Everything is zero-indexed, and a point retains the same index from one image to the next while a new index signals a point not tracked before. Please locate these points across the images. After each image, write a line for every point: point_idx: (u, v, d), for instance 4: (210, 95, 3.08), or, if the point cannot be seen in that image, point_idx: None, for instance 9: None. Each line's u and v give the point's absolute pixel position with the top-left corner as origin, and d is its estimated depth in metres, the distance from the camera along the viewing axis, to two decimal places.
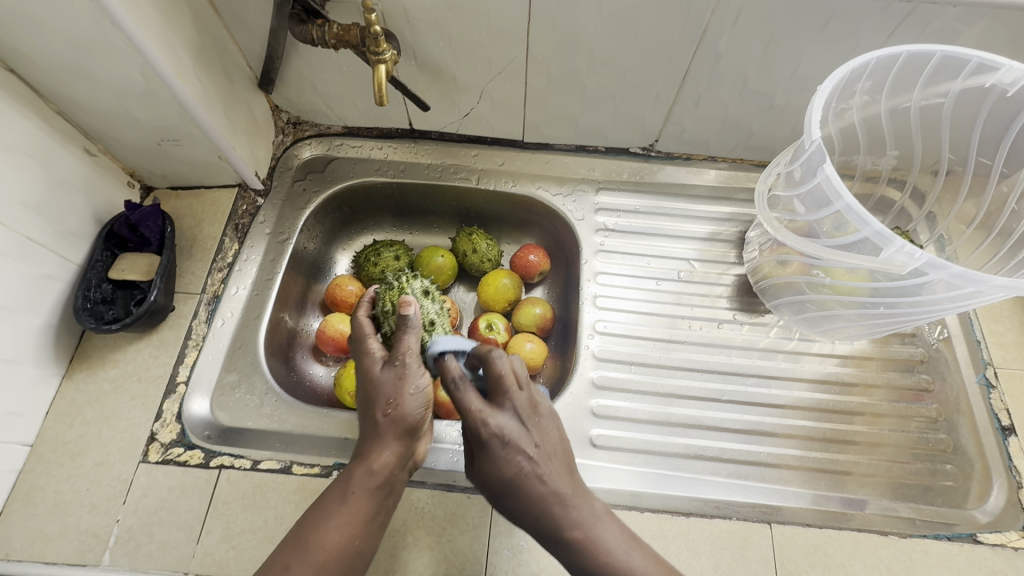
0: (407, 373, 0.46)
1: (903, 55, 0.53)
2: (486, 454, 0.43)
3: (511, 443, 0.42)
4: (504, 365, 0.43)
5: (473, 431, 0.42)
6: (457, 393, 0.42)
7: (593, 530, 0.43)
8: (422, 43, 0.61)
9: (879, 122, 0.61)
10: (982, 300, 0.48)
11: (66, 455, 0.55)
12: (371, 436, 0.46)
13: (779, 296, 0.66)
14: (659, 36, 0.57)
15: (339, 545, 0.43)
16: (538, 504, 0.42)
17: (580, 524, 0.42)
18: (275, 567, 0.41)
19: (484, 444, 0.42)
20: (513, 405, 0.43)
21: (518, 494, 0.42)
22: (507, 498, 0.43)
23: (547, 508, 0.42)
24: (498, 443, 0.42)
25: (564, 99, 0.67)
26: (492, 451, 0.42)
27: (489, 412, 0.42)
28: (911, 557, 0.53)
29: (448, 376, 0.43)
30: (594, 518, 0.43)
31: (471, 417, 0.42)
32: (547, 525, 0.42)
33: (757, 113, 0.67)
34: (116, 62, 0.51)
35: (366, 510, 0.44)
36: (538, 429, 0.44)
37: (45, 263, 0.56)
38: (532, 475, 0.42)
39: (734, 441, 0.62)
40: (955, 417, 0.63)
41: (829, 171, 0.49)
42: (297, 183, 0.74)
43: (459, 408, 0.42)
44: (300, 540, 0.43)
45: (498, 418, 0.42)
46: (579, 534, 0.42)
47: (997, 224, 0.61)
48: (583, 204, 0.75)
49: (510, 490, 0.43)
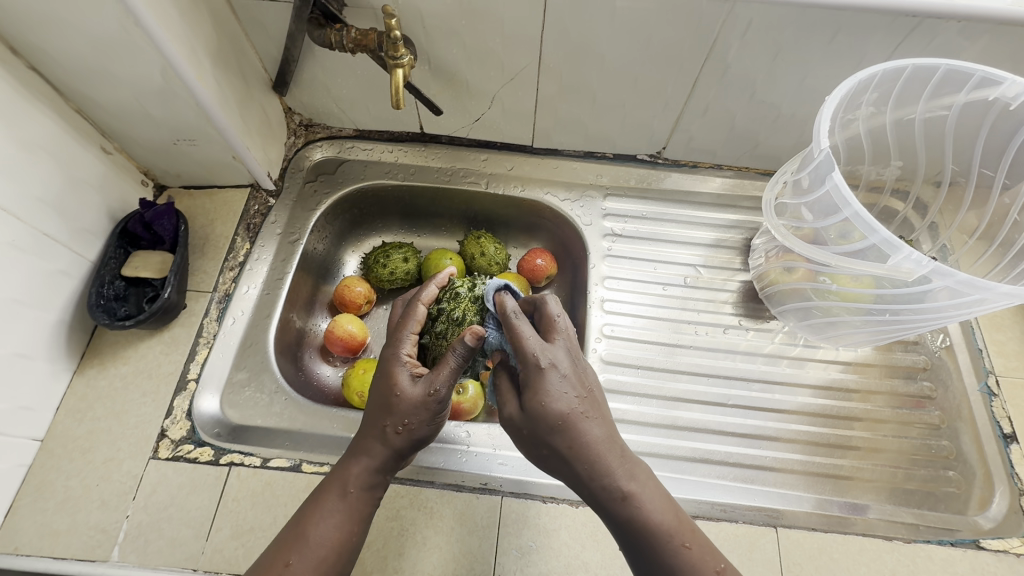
0: (437, 397, 0.45)
1: (909, 67, 0.54)
2: (539, 388, 0.41)
3: (567, 376, 0.42)
4: (554, 306, 0.46)
5: (527, 360, 0.42)
6: (514, 322, 0.43)
7: (643, 485, 0.42)
8: (436, 49, 0.62)
9: (883, 133, 0.62)
10: (986, 308, 0.49)
11: (76, 450, 0.56)
12: (373, 442, 0.46)
13: (785, 302, 0.66)
14: (669, 46, 0.58)
15: (337, 542, 0.44)
16: (592, 449, 0.41)
17: (634, 477, 0.42)
18: (277, 566, 0.42)
19: (538, 375, 0.42)
20: (565, 342, 0.44)
21: (572, 434, 0.41)
22: (557, 440, 0.41)
23: (602, 455, 0.41)
24: (555, 372, 0.42)
25: (574, 106, 0.68)
26: (551, 383, 0.41)
27: (544, 345, 0.43)
28: (915, 563, 0.53)
29: (505, 310, 0.44)
30: (642, 474, 0.43)
31: (528, 343, 0.42)
32: (601, 474, 0.41)
33: (763, 122, 0.68)
34: (137, 63, 0.52)
35: (360, 509, 0.46)
36: (587, 373, 0.44)
37: (59, 259, 0.56)
38: (586, 416, 0.42)
39: (738, 445, 0.62)
40: (957, 424, 0.64)
41: (838, 180, 0.50)
42: (308, 184, 0.75)
43: (513, 337, 0.43)
44: (299, 536, 0.44)
45: (555, 352, 0.43)
46: (631, 487, 0.42)
47: (999, 234, 0.62)
48: (591, 209, 0.76)
49: (564, 430, 0.41)
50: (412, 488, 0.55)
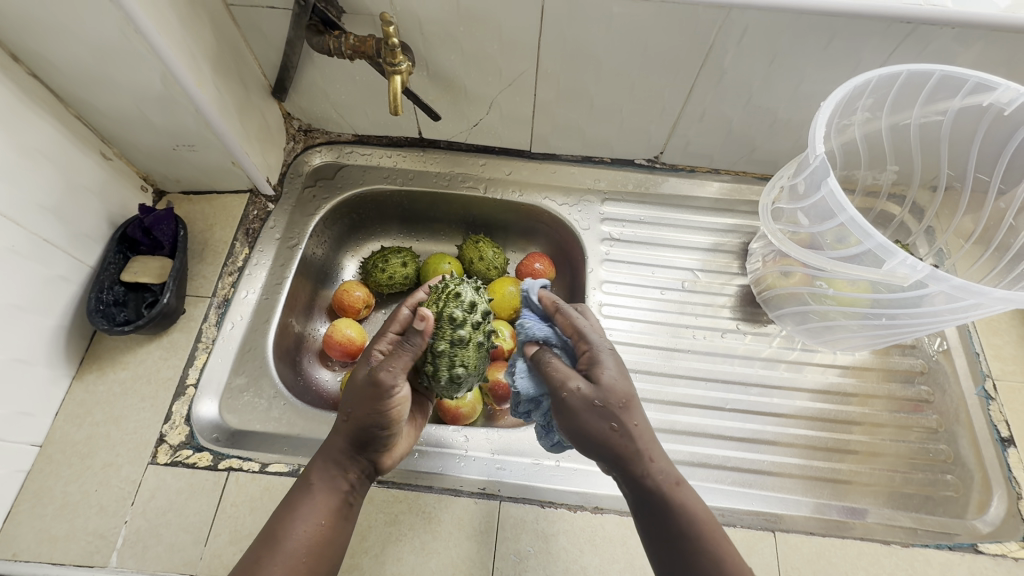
0: (386, 390, 0.46)
1: (904, 73, 0.55)
2: (609, 365, 0.47)
3: (621, 365, 0.49)
4: (591, 309, 0.55)
5: (598, 342, 0.49)
6: (576, 312, 0.51)
7: (681, 478, 0.46)
8: (434, 55, 0.62)
9: (879, 138, 0.63)
10: (981, 312, 0.49)
11: (75, 455, 0.56)
12: (336, 438, 0.49)
13: (782, 307, 0.67)
14: (665, 52, 0.59)
15: (306, 536, 0.45)
16: (651, 428, 0.46)
17: (676, 466, 0.46)
18: (247, 563, 0.44)
19: (608, 356, 0.48)
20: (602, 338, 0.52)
21: (636, 410, 0.46)
22: (629, 415, 0.45)
23: (655, 439, 0.46)
24: (612, 354, 0.48)
25: (571, 111, 0.69)
26: (611, 361, 0.47)
27: (599, 334, 0.50)
28: (913, 566, 0.53)
29: (558, 303, 0.53)
30: (675, 470, 0.47)
31: (594, 327, 0.50)
32: (656, 455, 0.45)
33: (760, 127, 0.68)
34: (137, 70, 0.52)
35: (329, 502, 0.47)
36: None
37: (59, 264, 0.57)
38: (639, 403, 0.47)
39: (737, 449, 0.62)
40: (955, 428, 0.64)
41: (833, 185, 0.50)
42: (307, 189, 0.75)
43: (579, 322, 0.50)
44: (270, 535, 0.45)
45: (608, 343, 0.50)
46: (678, 475, 0.46)
47: (995, 238, 0.63)
48: (589, 213, 0.76)
49: (631, 407, 0.45)
50: (410, 492, 0.55)
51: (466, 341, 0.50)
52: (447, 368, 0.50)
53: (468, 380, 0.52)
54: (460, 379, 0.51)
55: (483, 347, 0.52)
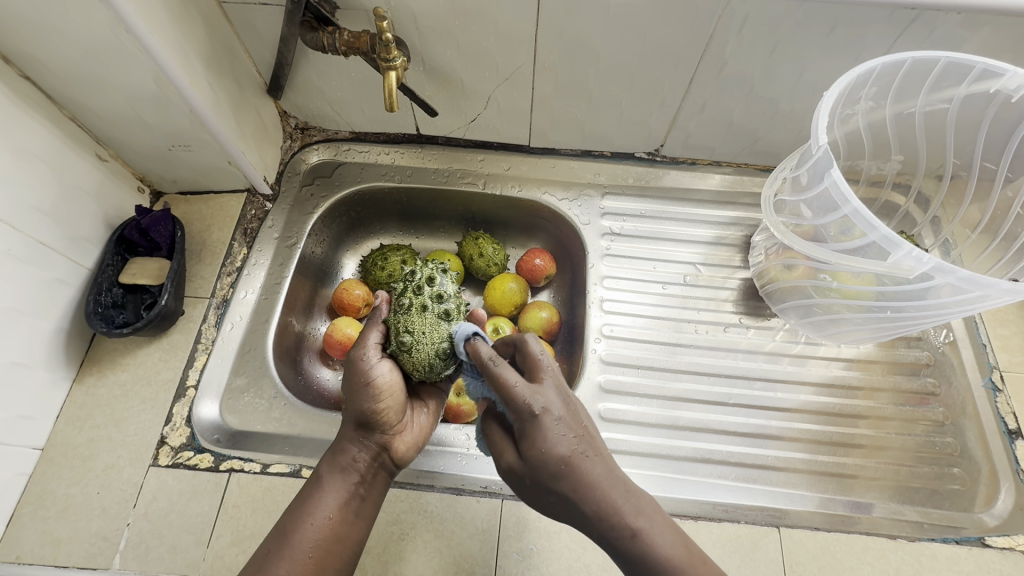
0: (360, 362, 0.49)
1: (908, 61, 0.54)
2: (535, 435, 0.41)
3: (561, 420, 0.42)
4: (535, 345, 0.46)
5: (519, 409, 0.42)
6: (496, 368, 0.43)
7: (652, 521, 0.42)
8: (430, 49, 0.61)
9: (883, 128, 0.62)
10: (988, 304, 0.48)
11: (76, 458, 0.56)
12: (345, 430, 0.50)
13: (785, 300, 0.66)
14: (664, 43, 0.58)
15: (314, 531, 0.45)
16: (597, 487, 0.41)
17: (641, 513, 0.42)
18: (259, 556, 0.44)
19: (533, 422, 0.41)
20: (554, 380, 0.44)
21: (576, 477, 0.41)
22: (563, 485, 0.41)
23: (607, 495, 0.41)
24: (549, 417, 0.41)
25: (570, 105, 0.68)
26: (544, 428, 0.41)
27: (532, 388, 0.42)
28: (919, 561, 0.53)
29: (481, 357, 0.44)
30: (649, 509, 0.43)
31: (519, 391, 0.41)
32: (609, 513, 0.41)
33: (762, 118, 0.67)
34: (129, 69, 0.52)
35: (339, 496, 0.47)
36: (579, 410, 0.44)
37: (56, 267, 0.56)
38: (587, 455, 0.42)
39: (740, 444, 0.62)
40: (961, 420, 0.63)
41: (836, 176, 0.49)
42: (305, 188, 0.74)
43: (499, 385, 0.42)
44: (282, 531, 0.45)
45: (542, 395, 0.42)
46: (639, 524, 0.41)
47: (1001, 229, 0.61)
48: (589, 208, 0.75)
49: (567, 475, 0.41)
50: (411, 492, 0.54)
51: (408, 307, 0.51)
52: (395, 335, 0.50)
53: (421, 347, 0.49)
54: (406, 346, 0.49)
55: (430, 312, 0.50)
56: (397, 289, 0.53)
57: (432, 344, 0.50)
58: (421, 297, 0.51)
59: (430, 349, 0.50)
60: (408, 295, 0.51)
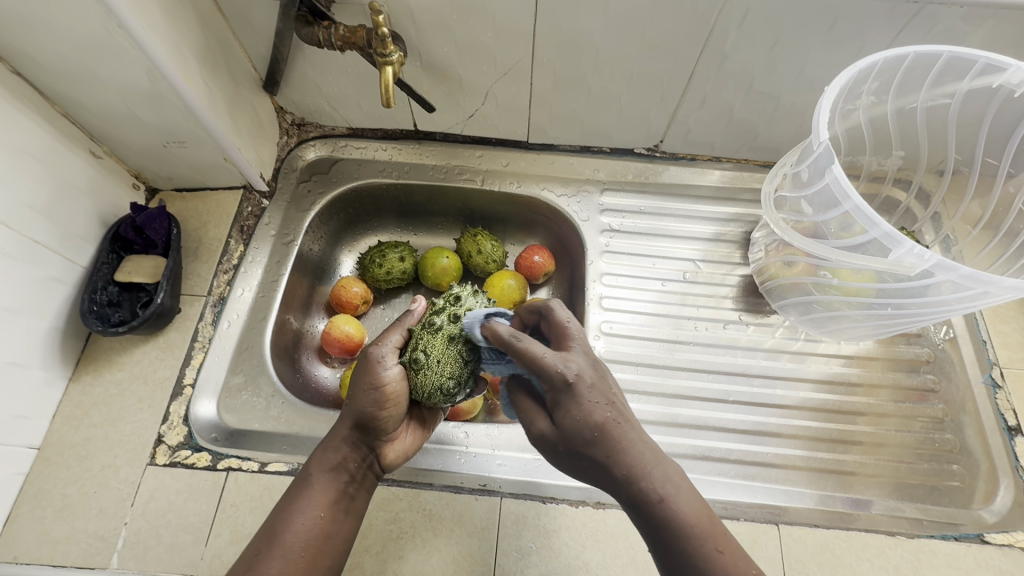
0: (374, 362, 0.49)
1: (910, 55, 0.53)
2: (569, 400, 0.42)
3: (594, 386, 0.42)
4: (562, 312, 0.48)
5: (552, 378, 0.42)
6: (522, 343, 0.43)
7: (680, 490, 0.40)
8: (428, 44, 0.61)
9: (884, 123, 0.61)
10: (989, 301, 0.48)
11: (73, 458, 0.55)
12: (339, 426, 0.49)
13: (785, 297, 0.66)
14: (664, 37, 0.57)
15: (304, 530, 0.44)
16: (629, 450, 0.41)
17: (669, 480, 0.41)
18: (247, 557, 0.43)
19: (568, 389, 0.42)
20: (582, 348, 0.45)
21: (609, 441, 0.41)
22: (595, 450, 0.41)
23: (638, 458, 0.41)
24: (581, 383, 0.42)
25: (569, 100, 0.67)
26: (577, 394, 0.42)
27: (562, 355, 0.43)
28: (918, 558, 0.53)
29: (502, 335, 0.45)
30: (678, 479, 0.41)
31: (550, 360, 0.42)
32: (638, 476, 0.40)
33: (762, 114, 0.67)
34: (122, 65, 0.51)
35: (328, 494, 0.46)
36: (608, 376, 0.45)
37: (50, 265, 0.56)
38: (620, 421, 0.42)
39: (740, 442, 0.62)
40: (961, 417, 0.63)
41: (837, 173, 0.49)
42: (302, 184, 0.74)
43: (528, 357, 0.43)
44: (270, 530, 0.44)
45: (573, 361, 0.43)
46: (667, 489, 0.40)
47: (1003, 224, 0.61)
48: (588, 204, 0.75)
49: (600, 440, 0.41)
50: (410, 490, 0.54)
51: (435, 328, 0.51)
52: (411, 350, 0.51)
53: (429, 373, 0.49)
54: (417, 365, 0.49)
55: (455, 344, 0.50)
56: (435, 307, 0.53)
57: (440, 375, 0.49)
58: (453, 326, 0.51)
59: (437, 378, 0.49)
60: (442, 316, 0.52)
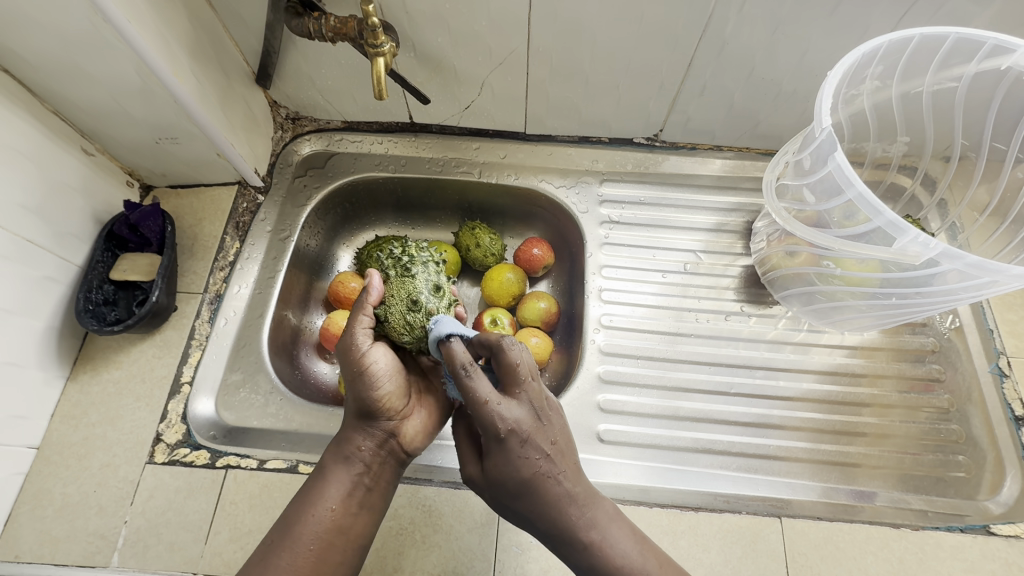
0: (353, 350, 0.48)
1: (916, 38, 0.52)
2: (503, 451, 0.42)
3: (529, 439, 0.42)
4: (516, 354, 0.43)
5: (489, 426, 0.41)
6: (468, 379, 0.42)
7: (608, 532, 0.43)
8: (421, 35, 0.60)
9: (889, 108, 0.60)
10: (997, 290, 0.47)
11: (72, 457, 0.55)
12: (349, 418, 0.49)
13: (788, 288, 0.65)
14: (662, 24, 0.56)
15: (317, 522, 0.44)
16: (556, 506, 0.42)
17: (595, 526, 0.43)
18: (260, 549, 0.43)
19: (501, 440, 0.42)
20: (526, 396, 0.43)
21: (539, 494, 0.42)
22: (524, 502, 0.42)
23: (565, 510, 0.42)
24: (515, 438, 0.42)
25: (566, 89, 0.66)
26: (509, 448, 0.42)
27: (503, 402, 0.42)
28: (923, 550, 0.52)
29: (455, 363, 0.42)
30: (606, 519, 0.44)
31: (489, 407, 0.41)
32: (564, 525, 0.42)
33: (764, 101, 0.65)
34: (110, 61, 0.50)
35: (342, 486, 0.46)
36: (550, 422, 0.44)
37: (45, 265, 0.56)
38: (552, 475, 0.42)
39: (742, 434, 0.61)
40: (967, 407, 0.62)
41: (840, 160, 0.48)
42: (298, 179, 0.73)
43: (471, 396, 0.42)
44: (284, 522, 0.44)
45: (511, 412, 0.42)
46: (593, 536, 0.42)
47: (1011, 211, 0.60)
48: (587, 195, 0.74)
49: (529, 494, 0.42)
50: (409, 487, 0.54)
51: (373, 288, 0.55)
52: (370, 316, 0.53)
53: (393, 308, 0.52)
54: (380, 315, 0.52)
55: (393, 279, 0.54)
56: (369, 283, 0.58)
57: (401, 299, 0.52)
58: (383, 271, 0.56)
59: (400, 302, 0.52)
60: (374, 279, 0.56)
